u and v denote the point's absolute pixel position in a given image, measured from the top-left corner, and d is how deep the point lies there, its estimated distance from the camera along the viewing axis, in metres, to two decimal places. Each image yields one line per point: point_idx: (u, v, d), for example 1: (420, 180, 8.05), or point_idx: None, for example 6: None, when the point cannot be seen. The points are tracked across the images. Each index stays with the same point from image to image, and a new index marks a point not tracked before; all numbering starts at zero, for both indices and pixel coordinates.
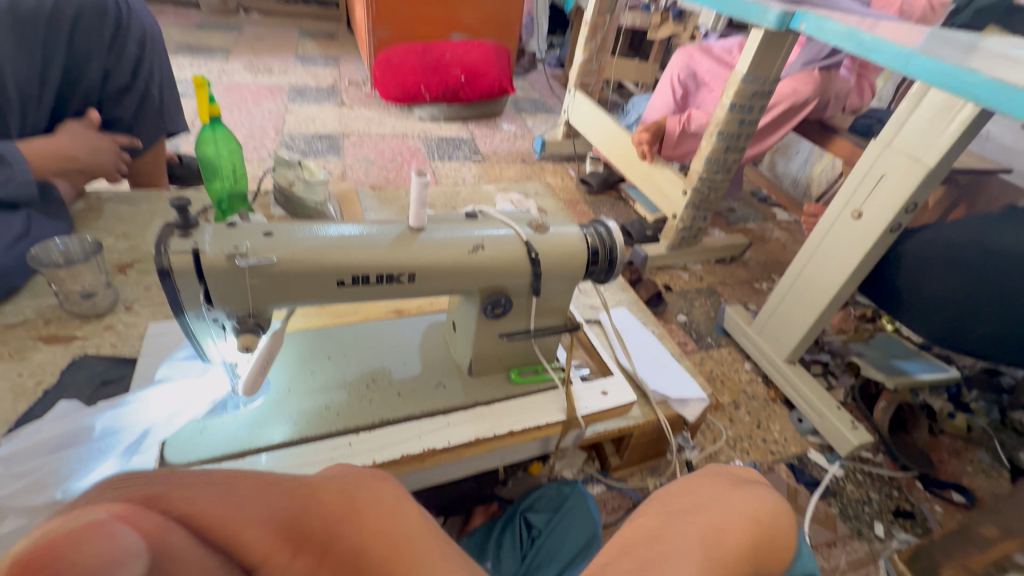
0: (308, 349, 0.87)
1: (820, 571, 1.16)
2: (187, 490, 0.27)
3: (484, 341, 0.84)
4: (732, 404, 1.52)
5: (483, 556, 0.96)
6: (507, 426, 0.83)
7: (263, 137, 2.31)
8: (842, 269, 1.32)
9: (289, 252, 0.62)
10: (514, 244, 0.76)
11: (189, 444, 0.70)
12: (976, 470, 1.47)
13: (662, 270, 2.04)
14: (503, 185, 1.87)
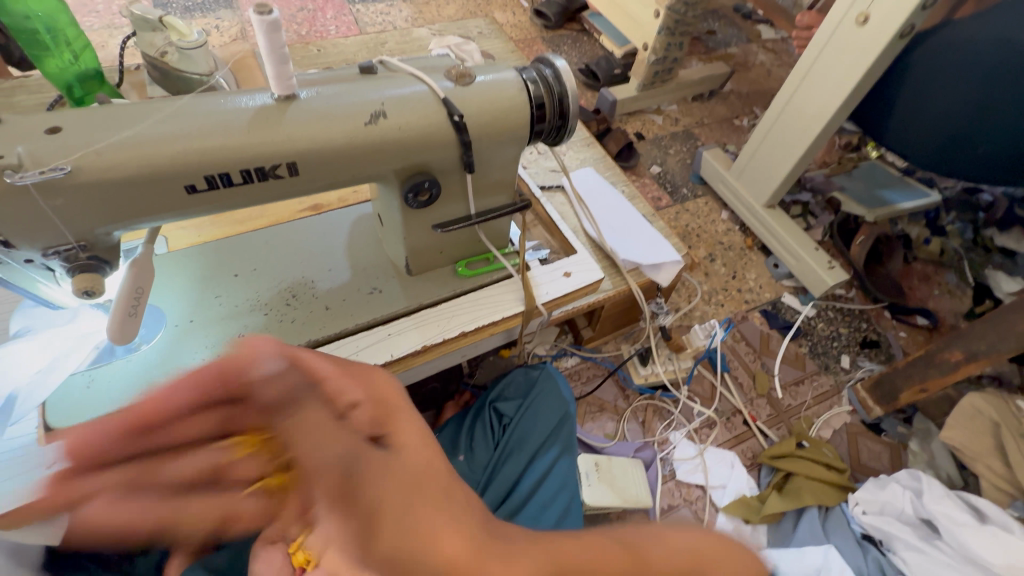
0: (207, 268, 0.72)
1: (788, 408, 1.20)
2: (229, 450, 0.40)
3: (415, 235, 0.69)
4: (707, 259, 1.45)
5: (455, 450, 0.95)
6: (458, 327, 0.73)
7: None
8: (836, 93, 1.14)
9: (92, 153, 0.43)
10: (429, 104, 0.57)
11: (77, 404, 0.58)
12: (943, 292, 1.48)
13: (633, 115, 1.81)
14: (438, 27, 1.52)
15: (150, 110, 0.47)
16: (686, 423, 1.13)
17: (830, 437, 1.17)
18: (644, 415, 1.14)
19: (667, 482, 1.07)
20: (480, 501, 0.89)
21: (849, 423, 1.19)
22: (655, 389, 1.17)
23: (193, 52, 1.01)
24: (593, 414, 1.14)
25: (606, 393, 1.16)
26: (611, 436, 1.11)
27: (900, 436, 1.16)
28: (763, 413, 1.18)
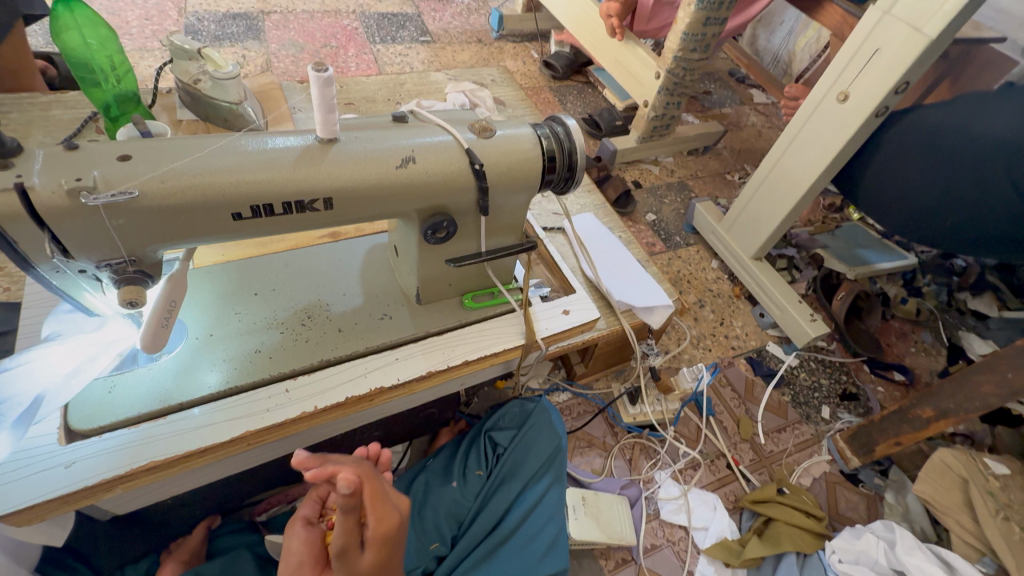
0: (229, 285, 0.76)
1: (770, 454, 1.24)
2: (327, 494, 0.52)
3: (428, 267, 0.74)
4: (697, 305, 1.51)
5: (448, 476, 0.97)
6: (462, 355, 0.77)
7: (162, 20, 1.91)
8: (819, 160, 1.23)
9: (156, 181, 0.49)
10: (453, 152, 0.63)
11: (98, 408, 0.61)
12: (919, 350, 1.55)
13: (631, 165, 1.92)
14: (454, 73, 1.62)
15: (209, 146, 0.52)
16: (672, 463, 1.16)
17: (810, 485, 1.20)
18: (632, 453, 1.17)
19: (651, 521, 1.09)
20: (469, 528, 0.91)
21: (828, 472, 1.23)
22: (643, 427, 1.20)
23: (226, 81, 1.07)
24: (582, 449, 1.17)
25: (595, 429, 1.20)
26: (598, 472, 1.14)
27: (877, 487, 1.20)
28: (746, 458, 1.22)
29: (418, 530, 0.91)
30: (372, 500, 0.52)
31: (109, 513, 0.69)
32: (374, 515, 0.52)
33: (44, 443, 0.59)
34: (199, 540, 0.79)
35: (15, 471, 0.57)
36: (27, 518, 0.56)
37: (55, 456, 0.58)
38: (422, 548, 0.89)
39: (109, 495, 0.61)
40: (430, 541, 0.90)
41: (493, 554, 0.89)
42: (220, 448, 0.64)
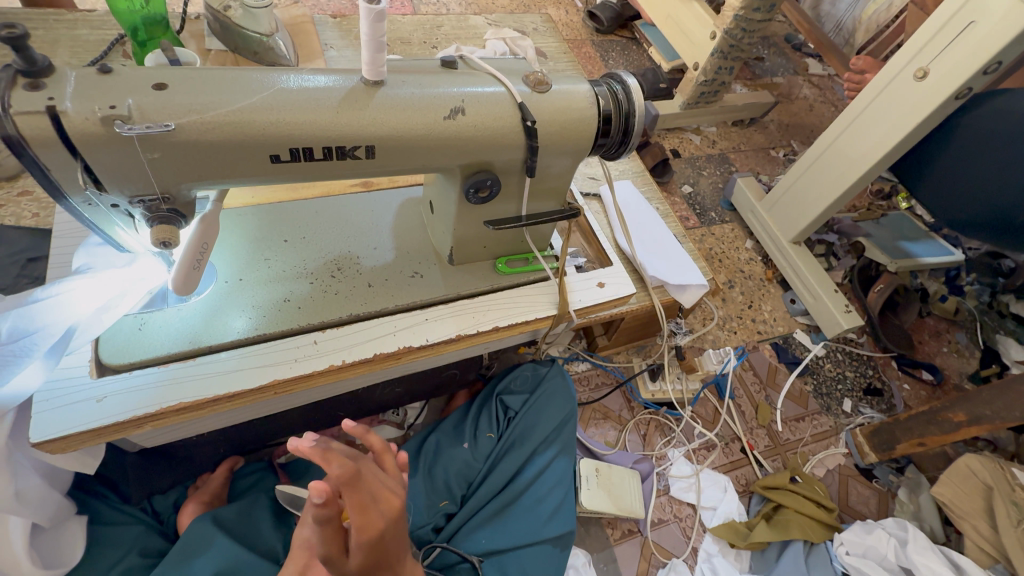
0: (259, 230, 0.74)
1: (786, 441, 1.22)
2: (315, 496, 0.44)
3: (465, 227, 0.71)
4: (726, 285, 1.47)
5: (459, 437, 0.97)
6: (492, 321, 0.75)
7: None
8: (882, 143, 1.15)
9: (194, 114, 0.45)
10: (505, 105, 0.58)
11: (128, 345, 0.61)
12: (952, 350, 1.50)
13: (671, 132, 1.82)
14: (495, 18, 1.52)
15: (249, 80, 0.49)
16: (687, 442, 1.16)
17: (823, 476, 1.19)
18: (647, 429, 1.17)
19: (660, 496, 1.09)
20: (478, 489, 0.92)
21: (842, 465, 1.21)
22: (660, 405, 1.19)
23: (258, 11, 1.00)
24: (597, 421, 1.16)
25: (612, 402, 1.19)
26: (611, 445, 1.14)
27: (890, 484, 1.19)
28: (761, 443, 1.21)
29: (428, 488, 0.92)
30: (357, 507, 0.43)
31: (137, 447, 0.70)
32: (358, 523, 0.44)
33: (76, 375, 0.59)
34: (219, 483, 0.81)
35: (48, 399, 0.57)
36: (62, 447, 0.56)
37: (87, 389, 0.58)
38: (433, 506, 0.91)
39: (139, 432, 0.61)
40: (441, 499, 0.92)
41: (501, 515, 0.91)
42: (248, 394, 0.63)
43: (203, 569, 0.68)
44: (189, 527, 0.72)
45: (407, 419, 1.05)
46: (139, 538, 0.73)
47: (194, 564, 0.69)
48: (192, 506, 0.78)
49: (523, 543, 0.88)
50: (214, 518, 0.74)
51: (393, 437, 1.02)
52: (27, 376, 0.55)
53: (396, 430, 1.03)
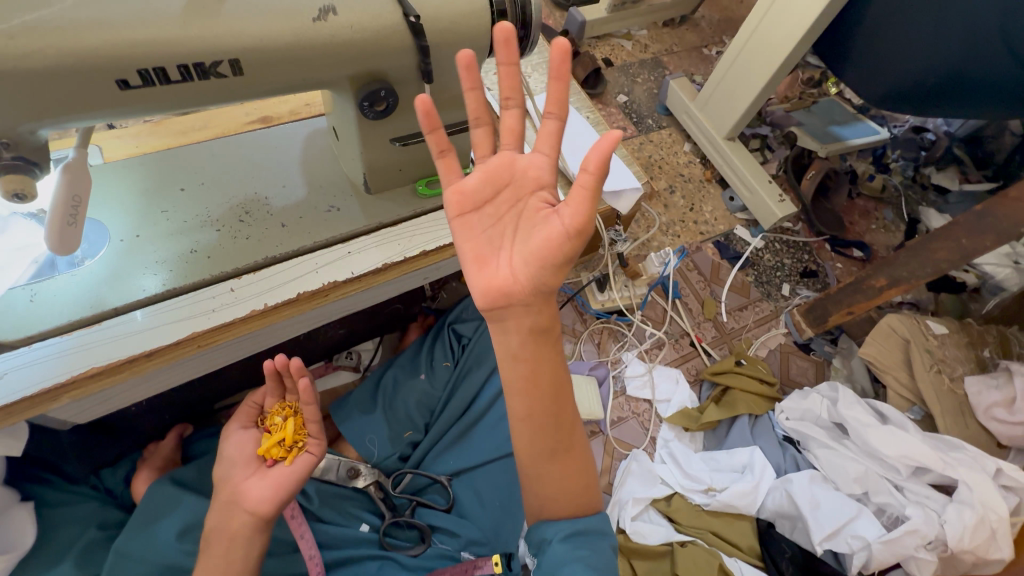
0: (151, 181, 0.68)
1: (731, 330, 1.29)
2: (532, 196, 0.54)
3: (373, 150, 0.67)
4: (667, 191, 1.48)
5: (415, 369, 0.98)
6: (420, 246, 0.73)
7: None
8: (801, 22, 1.13)
9: (4, 38, 0.39)
10: (381, 1, 0.53)
11: (20, 319, 0.57)
12: (879, 227, 1.58)
13: (601, 40, 1.75)
14: None
15: None
16: (638, 344, 1.21)
17: (766, 356, 1.27)
18: (600, 337, 1.21)
19: (618, 397, 1.16)
20: (440, 415, 0.95)
21: (783, 344, 1.30)
22: (611, 313, 1.22)
23: None
24: None
25: (565, 317, 1.22)
26: (568, 357, 1.17)
27: (827, 354, 1.28)
28: (708, 335, 1.27)
29: (391, 421, 0.93)
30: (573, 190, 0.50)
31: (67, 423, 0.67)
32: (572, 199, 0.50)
33: None
34: (171, 447, 0.81)
35: None
36: None
37: None
38: (397, 437, 0.92)
39: (59, 405, 0.58)
40: (404, 430, 0.93)
41: (466, 435, 0.94)
42: (170, 350, 0.61)
43: (169, 528, 0.69)
44: (149, 491, 0.72)
45: (362, 362, 1.04)
46: (95, 513, 0.72)
47: (158, 526, 0.70)
48: (146, 472, 0.77)
49: (489, 458, 0.92)
50: (175, 481, 0.75)
51: (349, 381, 1.02)
52: None
53: (352, 374, 1.03)
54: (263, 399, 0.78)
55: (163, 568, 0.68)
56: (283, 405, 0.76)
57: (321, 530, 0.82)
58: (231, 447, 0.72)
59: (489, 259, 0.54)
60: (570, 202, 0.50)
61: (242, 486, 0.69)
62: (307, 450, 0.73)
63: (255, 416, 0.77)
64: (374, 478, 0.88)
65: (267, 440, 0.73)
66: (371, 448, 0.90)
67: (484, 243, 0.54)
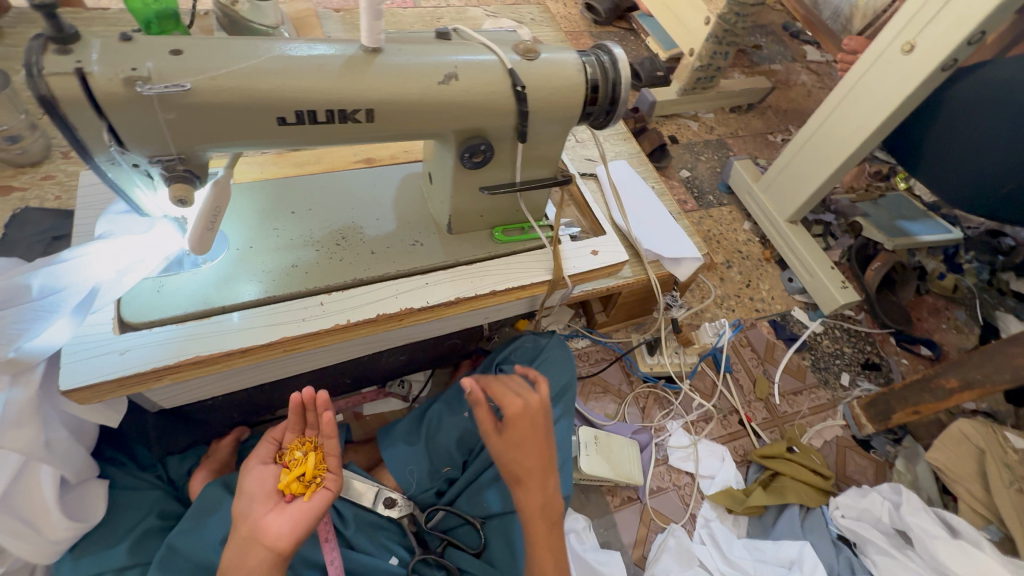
0: (269, 203, 0.78)
1: (783, 414, 1.24)
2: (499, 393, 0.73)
3: (462, 195, 0.75)
4: (724, 265, 1.49)
5: (459, 406, 0.97)
6: (489, 286, 0.79)
7: None
8: (873, 118, 1.17)
9: (206, 76, 0.49)
10: (496, 72, 0.62)
11: (147, 304, 0.65)
12: (950, 327, 1.51)
13: (669, 119, 1.85)
14: (492, 9, 1.57)
15: (253, 47, 0.52)
16: (684, 415, 1.18)
17: (820, 446, 1.21)
18: (646, 402, 1.19)
19: (659, 465, 1.12)
20: (479, 456, 0.94)
21: (840, 436, 1.23)
22: (658, 378, 1.22)
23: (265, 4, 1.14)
24: (597, 394, 1.19)
25: (612, 376, 1.22)
26: (611, 417, 1.16)
27: (887, 454, 1.21)
28: (759, 416, 1.23)
29: (431, 455, 0.94)
30: (502, 395, 0.73)
31: (155, 405, 0.74)
32: (504, 399, 0.72)
33: (99, 331, 0.62)
34: (228, 451, 0.86)
35: (74, 353, 0.61)
36: (88, 396, 0.60)
37: (109, 343, 0.62)
38: (435, 472, 0.94)
39: (158, 385, 0.65)
40: (443, 465, 0.94)
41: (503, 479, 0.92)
42: (260, 350, 0.67)
43: (216, 531, 0.72)
44: (202, 493, 0.76)
45: (411, 392, 1.08)
46: (157, 502, 0.77)
47: (208, 525, 0.73)
48: (202, 473, 0.82)
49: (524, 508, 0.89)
50: (226, 486, 0.78)
51: (397, 409, 1.07)
52: (55, 331, 0.59)
53: (400, 402, 1.08)
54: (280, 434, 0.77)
55: (207, 566, 0.70)
56: (303, 440, 0.76)
57: (353, 557, 0.82)
58: (251, 481, 0.70)
59: (522, 487, 0.72)
60: (528, 489, 0.72)
61: (262, 521, 0.67)
62: (324, 485, 0.72)
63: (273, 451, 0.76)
64: (408, 511, 0.90)
65: (285, 476, 0.72)
66: (409, 479, 0.92)
67: (513, 470, 0.72)
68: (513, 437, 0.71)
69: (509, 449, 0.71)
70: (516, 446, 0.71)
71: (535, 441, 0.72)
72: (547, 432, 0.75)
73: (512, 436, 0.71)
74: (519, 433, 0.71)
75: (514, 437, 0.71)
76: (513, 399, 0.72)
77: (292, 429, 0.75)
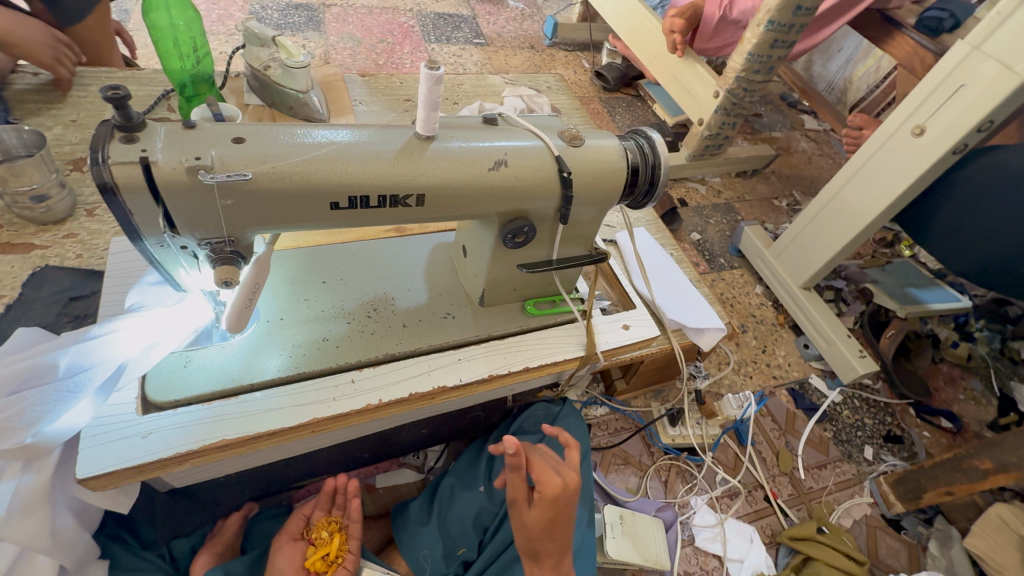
0: (300, 273, 0.77)
1: (809, 490, 1.20)
2: (538, 468, 0.67)
3: (499, 270, 0.74)
4: (740, 330, 1.48)
5: (473, 481, 0.88)
6: (522, 362, 0.76)
7: (231, 18, 2.06)
8: (885, 194, 1.20)
9: (268, 166, 0.49)
10: (543, 158, 0.63)
11: (173, 380, 0.62)
12: (968, 398, 1.49)
13: (677, 182, 1.90)
14: (510, 78, 1.64)
15: (314, 136, 0.53)
16: (709, 490, 1.13)
17: (850, 527, 1.16)
18: (668, 475, 1.15)
19: (685, 547, 1.06)
20: (495, 535, 0.83)
21: (868, 515, 1.18)
22: (681, 451, 1.18)
23: (297, 70, 1.19)
24: (617, 467, 1.14)
25: (632, 447, 1.17)
26: (633, 492, 1.11)
27: (920, 535, 1.16)
28: (785, 492, 1.18)
29: (445, 536, 0.84)
30: (539, 466, 0.67)
31: (168, 486, 0.69)
32: (540, 477, 0.66)
33: (121, 412, 0.59)
34: (234, 531, 0.77)
35: (93, 437, 0.57)
36: (106, 484, 0.56)
37: (132, 425, 0.58)
38: (450, 555, 0.83)
39: (178, 470, 0.60)
40: (458, 545, 0.84)
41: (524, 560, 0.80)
42: (287, 431, 0.64)
43: None
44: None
45: (427, 463, 1.02)
46: None
47: None
48: (203, 557, 0.73)
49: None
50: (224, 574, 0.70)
51: (412, 481, 1.00)
52: (76, 413, 0.56)
53: (415, 474, 1.01)
54: (309, 511, 0.80)
55: None
56: (329, 519, 0.79)
57: None
58: (280, 557, 0.72)
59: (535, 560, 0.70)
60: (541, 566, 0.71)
61: None
62: (345, 566, 0.74)
63: (301, 528, 0.78)
64: None
65: (312, 553, 0.74)
66: (422, 564, 0.83)
67: (531, 547, 0.69)
68: (533, 520, 0.66)
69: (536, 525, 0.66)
70: (533, 528, 0.67)
71: (557, 523, 0.67)
72: (569, 514, 0.69)
73: (526, 518, 0.66)
74: (538, 517, 0.66)
75: (530, 521, 0.66)
76: (551, 478, 0.65)
77: (322, 505, 0.79)
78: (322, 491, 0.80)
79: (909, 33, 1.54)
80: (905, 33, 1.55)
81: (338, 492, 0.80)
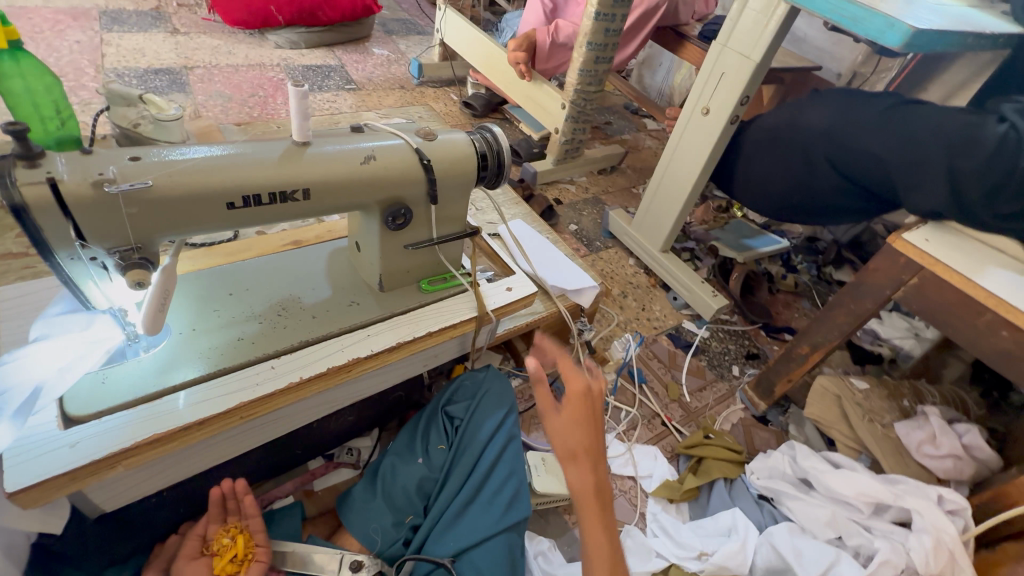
0: (205, 289, 0.83)
1: (695, 409, 1.43)
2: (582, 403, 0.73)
3: (389, 253, 0.87)
4: (620, 294, 1.73)
5: (412, 455, 1.01)
6: (424, 329, 0.89)
7: (81, 88, 2.00)
8: (695, 163, 1.52)
9: (165, 175, 0.59)
10: (405, 152, 0.78)
11: (93, 394, 0.66)
12: (802, 315, 1.87)
13: (550, 185, 2.12)
14: (384, 112, 1.81)
15: (203, 151, 0.63)
16: (616, 425, 1.32)
17: (730, 429, 1.40)
18: None
19: None
20: (438, 497, 0.96)
21: (743, 418, 1.44)
22: None
23: (170, 123, 1.23)
24: (536, 425, 1.29)
25: None
26: None
27: (782, 423, 1.43)
28: (677, 415, 1.40)
29: (391, 508, 0.95)
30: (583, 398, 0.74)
31: (97, 506, 0.72)
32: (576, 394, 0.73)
33: (43, 429, 0.64)
34: (168, 548, 0.83)
35: (19, 453, 0.61)
36: (32, 498, 0.60)
37: (57, 439, 0.63)
38: (399, 522, 0.94)
39: (111, 474, 0.65)
40: (406, 513, 0.95)
41: (468, 510, 0.94)
42: (217, 420, 0.71)
43: None
44: None
45: (361, 458, 1.08)
46: None
47: None
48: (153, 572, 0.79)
49: (490, 534, 0.90)
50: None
51: (349, 478, 1.05)
52: None
53: (351, 470, 1.06)
54: (203, 529, 0.83)
55: None
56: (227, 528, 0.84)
57: None
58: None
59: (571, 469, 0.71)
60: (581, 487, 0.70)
61: None
62: (257, 559, 0.81)
63: (199, 547, 0.82)
64: (377, 569, 0.89)
65: (218, 561, 0.79)
66: (374, 537, 0.92)
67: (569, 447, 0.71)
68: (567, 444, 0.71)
69: (567, 423, 0.72)
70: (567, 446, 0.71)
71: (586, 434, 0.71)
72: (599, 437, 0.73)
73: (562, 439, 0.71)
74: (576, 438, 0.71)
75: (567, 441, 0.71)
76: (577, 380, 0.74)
77: (216, 518, 0.83)
78: (212, 504, 0.84)
79: (695, 42, 1.95)
80: (692, 42, 1.97)
81: (228, 497, 0.85)
